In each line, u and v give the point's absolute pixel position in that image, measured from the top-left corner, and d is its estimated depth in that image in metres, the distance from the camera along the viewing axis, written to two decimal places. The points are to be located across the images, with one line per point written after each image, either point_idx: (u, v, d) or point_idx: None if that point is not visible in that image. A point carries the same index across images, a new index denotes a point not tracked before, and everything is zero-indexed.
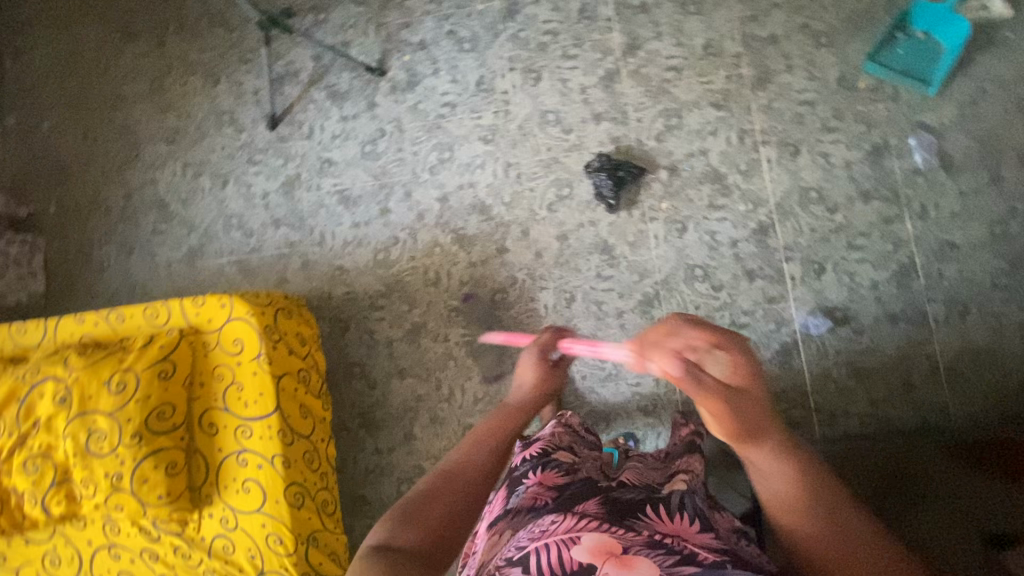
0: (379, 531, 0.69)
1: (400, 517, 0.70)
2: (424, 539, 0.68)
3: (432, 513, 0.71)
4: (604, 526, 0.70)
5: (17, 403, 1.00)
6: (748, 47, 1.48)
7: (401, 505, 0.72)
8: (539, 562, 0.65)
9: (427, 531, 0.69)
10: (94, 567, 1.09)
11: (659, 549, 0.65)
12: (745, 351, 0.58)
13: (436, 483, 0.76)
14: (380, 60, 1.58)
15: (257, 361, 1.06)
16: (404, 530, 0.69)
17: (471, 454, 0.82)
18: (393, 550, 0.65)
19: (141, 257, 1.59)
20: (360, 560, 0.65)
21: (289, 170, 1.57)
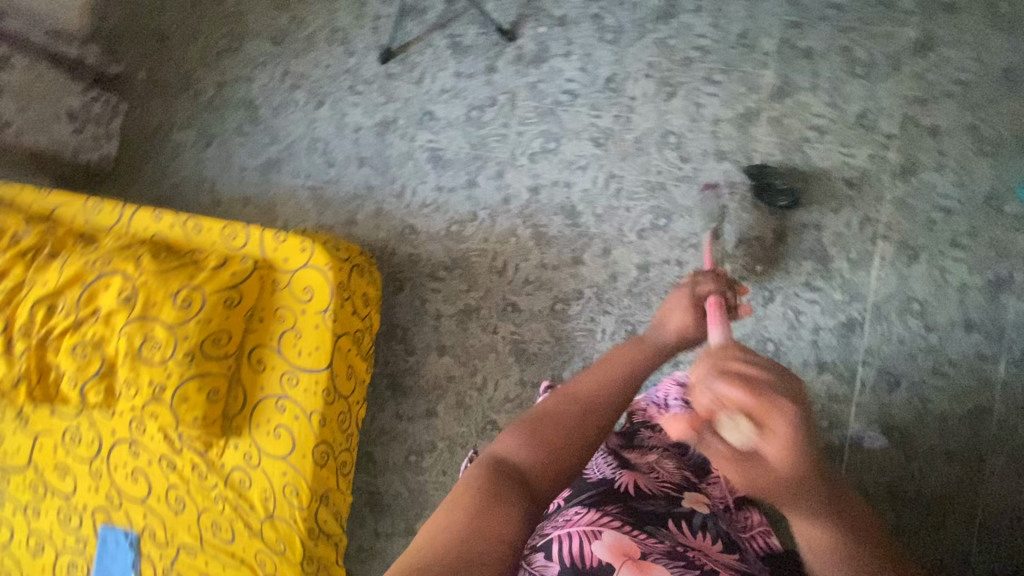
0: (504, 441, 0.62)
1: (524, 433, 0.61)
2: (545, 468, 0.59)
3: (555, 441, 0.60)
4: (625, 528, 0.69)
5: (81, 287, 0.99)
6: (905, 130, 1.34)
7: (527, 418, 0.63)
8: (562, 551, 0.69)
9: (550, 457, 0.60)
10: (111, 459, 1.09)
11: (674, 560, 0.64)
12: (783, 420, 0.47)
13: (561, 407, 0.63)
14: (513, 24, 1.47)
15: (322, 315, 1.02)
16: (528, 448, 0.60)
17: (607, 383, 0.67)
18: (511, 473, 0.58)
19: (217, 153, 1.55)
20: (476, 471, 0.58)
21: (388, 110, 1.50)
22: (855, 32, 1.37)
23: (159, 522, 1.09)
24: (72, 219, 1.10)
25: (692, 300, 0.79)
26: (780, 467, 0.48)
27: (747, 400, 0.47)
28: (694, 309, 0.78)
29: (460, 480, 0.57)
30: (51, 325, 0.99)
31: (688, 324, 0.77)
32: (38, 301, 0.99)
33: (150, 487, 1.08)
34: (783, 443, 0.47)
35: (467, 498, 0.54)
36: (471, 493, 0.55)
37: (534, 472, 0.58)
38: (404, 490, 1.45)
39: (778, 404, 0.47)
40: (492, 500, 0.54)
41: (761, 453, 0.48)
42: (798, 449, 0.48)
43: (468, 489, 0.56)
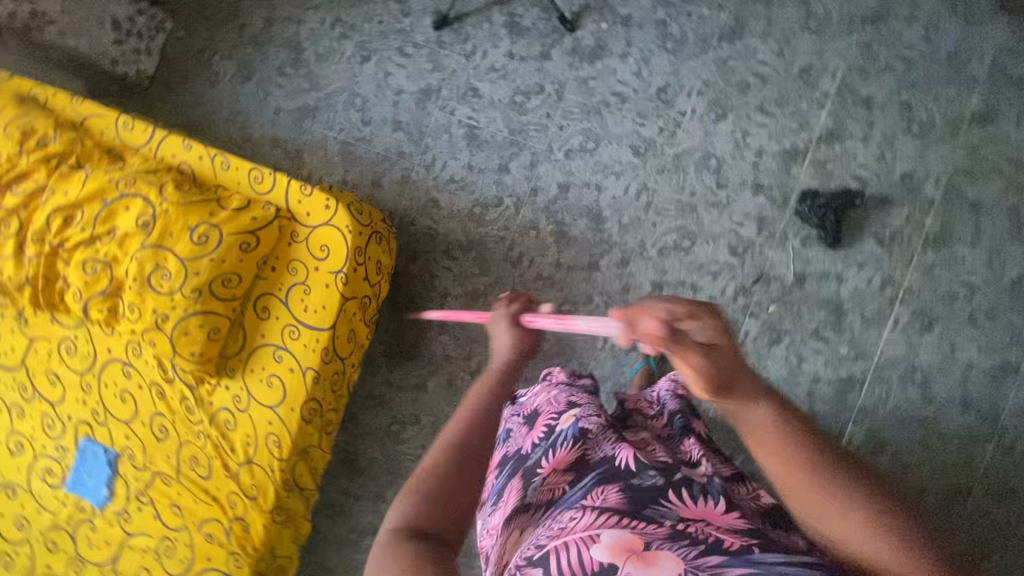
0: (397, 512, 0.66)
1: (409, 497, 0.67)
2: (440, 514, 0.66)
3: (440, 488, 0.68)
4: (624, 521, 0.58)
5: (100, 203, 0.98)
6: (947, 198, 1.32)
7: (410, 485, 0.69)
8: (559, 563, 0.54)
9: (441, 504, 0.67)
10: (103, 375, 1.10)
11: (681, 540, 0.55)
12: (712, 313, 0.53)
13: (435, 463, 0.71)
14: (575, 14, 1.43)
15: (335, 276, 1.01)
16: (420, 506, 0.66)
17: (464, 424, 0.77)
18: (410, 531, 0.62)
19: (254, 89, 1.53)
20: (379, 549, 0.61)
21: (433, 79, 1.47)
22: (920, 90, 1.33)
23: (139, 445, 1.10)
24: (102, 131, 1.09)
25: (511, 321, 0.87)
26: (726, 357, 0.53)
27: (691, 307, 0.52)
28: (516, 327, 0.87)
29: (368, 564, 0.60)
30: (64, 236, 0.98)
31: (512, 341, 0.86)
32: (56, 209, 0.98)
33: (136, 410, 1.09)
34: (723, 335, 0.53)
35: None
36: (378, 568, 0.58)
37: (433, 525, 0.64)
38: (380, 456, 1.47)
39: (708, 306, 0.53)
40: (401, 561, 0.57)
41: (714, 350, 0.52)
42: (732, 339, 0.54)
43: (375, 572, 0.58)
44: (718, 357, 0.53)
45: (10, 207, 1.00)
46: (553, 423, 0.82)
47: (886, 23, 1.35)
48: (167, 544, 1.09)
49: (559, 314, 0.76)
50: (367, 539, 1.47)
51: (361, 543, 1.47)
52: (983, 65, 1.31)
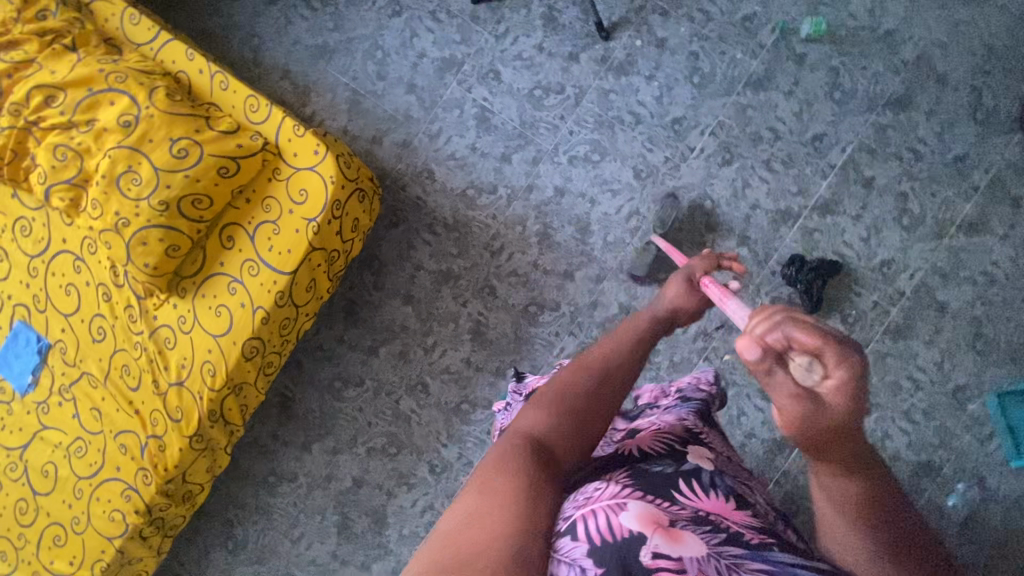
0: (532, 414, 0.63)
1: (545, 406, 0.63)
2: (566, 430, 0.62)
3: (575, 409, 0.63)
4: (647, 497, 0.59)
5: (85, 91, 0.95)
6: (916, 294, 1.35)
7: (545, 394, 0.65)
8: (587, 530, 0.55)
9: (572, 425, 0.62)
10: (52, 263, 1.08)
11: (704, 525, 0.56)
12: (847, 363, 0.46)
13: (577, 382, 0.66)
14: (613, 24, 1.42)
15: (307, 223, 1.00)
16: (551, 418, 0.62)
17: (612, 353, 0.71)
18: (538, 440, 0.60)
19: (277, 15, 1.49)
20: (505, 441, 0.60)
21: (458, 51, 1.45)
22: (920, 185, 1.35)
23: (73, 342, 1.08)
24: (105, 18, 1.05)
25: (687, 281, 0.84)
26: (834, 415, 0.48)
27: (813, 341, 0.47)
28: (689, 285, 0.84)
29: (492, 448, 0.59)
30: (41, 114, 0.95)
31: (683, 297, 0.83)
32: (38, 86, 0.95)
33: (79, 306, 1.08)
34: (841, 386, 0.47)
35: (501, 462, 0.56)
36: (502, 458, 0.57)
37: (559, 440, 0.61)
38: (317, 408, 1.48)
39: (848, 346, 0.46)
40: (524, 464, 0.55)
41: (821, 400, 0.48)
42: (850, 400, 0.47)
43: (500, 457, 0.57)
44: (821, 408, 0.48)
45: None
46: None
47: (905, 111, 1.36)
48: (79, 444, 1.08)
49: (725, 295, 0.79)
50: (285, 484, 1.48)
51: (277, 488, 1.48)
52: (985, 176, 1.34)
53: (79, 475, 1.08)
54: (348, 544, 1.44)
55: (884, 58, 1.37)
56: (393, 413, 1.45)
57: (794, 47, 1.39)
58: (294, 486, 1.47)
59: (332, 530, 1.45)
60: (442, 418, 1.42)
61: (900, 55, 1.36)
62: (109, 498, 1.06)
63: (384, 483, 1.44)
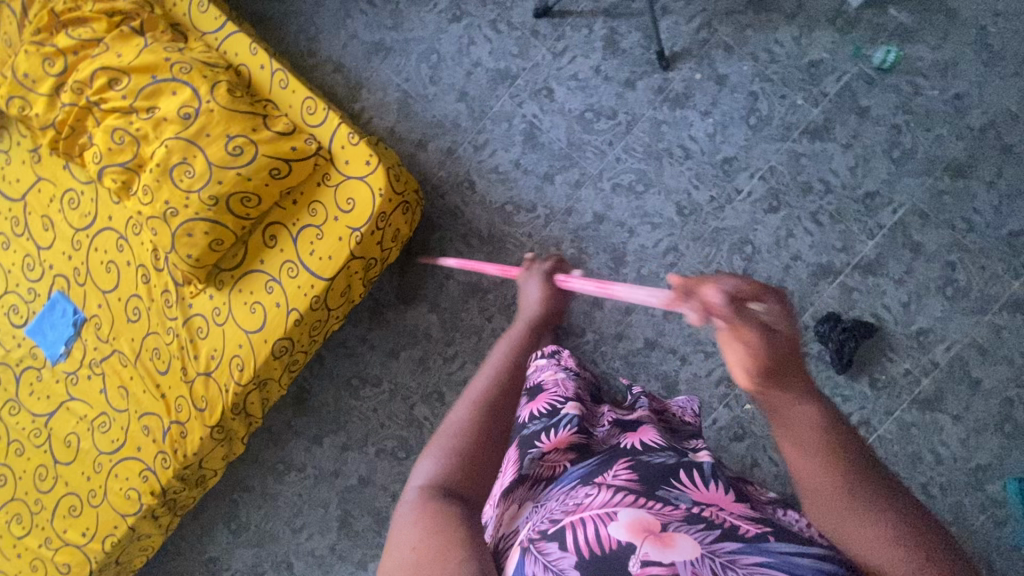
0: (424, 467, 0.61)
1: (434, 454, 0.61)
2: (466, 471, 0.60)
3: (472, 447, 0.62)
4: (641, 501, 0.57)
5: (148, 78, 0.94)
6: (950, 368, 1.32)
7: (437, 439, 0.63)
8: (575, 540, 0.53)
9: (470, 467, 0.61)
10: (97, 239, 1.09)
11: (698, 524, 0.54)
12: (776, 295, 0.49)
13: (461, 417, 0.64)
14: (674, 54, 1.39)
15: (351, 232, 1.00)
16: (448, 466, 0.60)
17: (496, 378, 0.70)
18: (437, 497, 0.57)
19: (336, 6, 1.48)
20: (406, 508, 0.57)
21: (514, 64, 1.43)
22: (969, 256, 1.32)
23: (109, 319, 1.10)
24: (174, 3, 1.04)
25: (544, 278, 0.94)
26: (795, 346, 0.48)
27: (753, 285, 0.49)
28: (548, 285, 0.93)
29: (394, 517, 0.57)
30: (103, 96, 0.95)
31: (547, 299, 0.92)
32: (102, 67, 0.94)
33: (118, 284, 1.09)
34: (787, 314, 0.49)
35: (405, 537, 0.54)
36: (406, 526, 0.54)
37: (466, 486, 0.59)
38: (332, 403, 1.49)
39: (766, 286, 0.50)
40: (420, 531, 0.53)
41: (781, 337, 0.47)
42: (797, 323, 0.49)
43: (405, 528, 0.54)
44: (788, 346, 0.48)
45: (59, 46, 0.96)
46: (559, 406, 0.86)
47: (964, 179, 1.32)
48: (103, 420, 1.10)
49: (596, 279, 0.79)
50: (293, 474, 1.50)
51: (285, 476, 1.50)
52: None
53: (100, 449, 1.10)
54: (348, 541, 1.45)
55: (949, 121, 1.33)
56: (406, 418, 1.45)
57: (858, 99, 1.35)
58: (301, 476, 1.49)
59: (334, 524, 1.47)
60: None
61: (967, 120, 1.32)
62: (127, 476, 1.08)
63: (389, 485, 1.45)
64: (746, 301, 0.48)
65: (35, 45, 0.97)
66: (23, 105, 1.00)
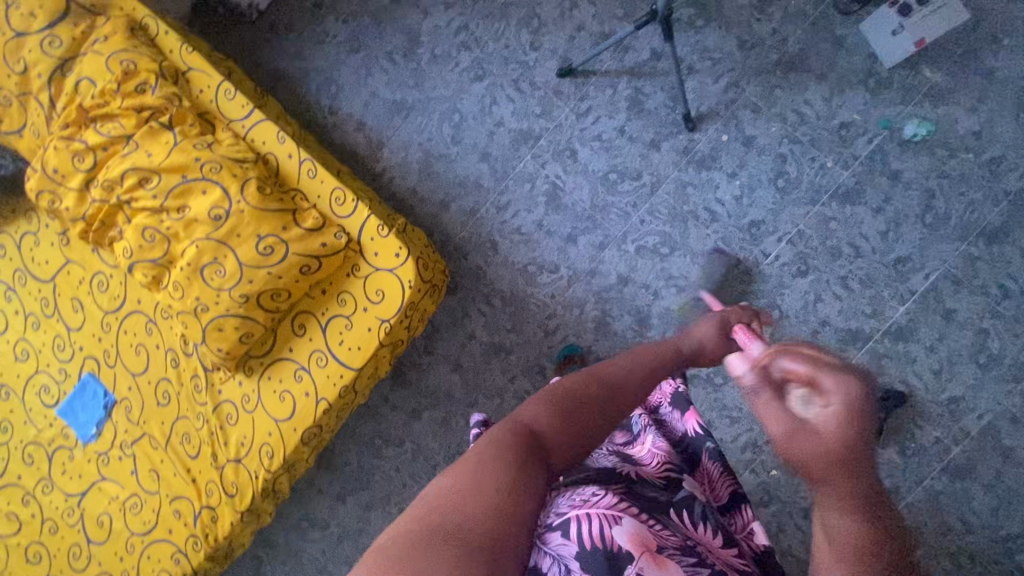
0: (531, 408, 0.57)
1: (549, 402, 0.58)
2: (566, 439, 0.55)
3: (583, 418, 0.57)
4: (642, 516, 0.57)
5: (179, 177, 0.94)
6: (982, 437, 1.28)
7: (557, 392, 0.59)
8: (579, 532, 0.54)
9: (574, 432, 0.56)
10: (124, 322, 1.09)
11: (690, 557, 0.55)
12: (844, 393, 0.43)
13: (591, 389, 0.60)
14: (700, 114, 1.37)
15: (380, 323, 0.99)
16: (554, 417, 0.56)
17: (633, 369, 0.66)
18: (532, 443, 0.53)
19: (357, 64, 1.46)
20: (500, 429, 0.54)
21: (536, 124, 1.41)
22: (1004, 324, 1.27)
23: (139, 402, 1.10)
24: (201, 89, 1.03)
25: (721, 329, 0.79)
26: (834, 446, 0.42)
27: (804, 366, 0.45)
28: (721, 334, 0.78)
29: (484, 436, 0.53)
30: (134, 194, 0.95)
31: (712, 342, 0.77)
32: (134, 167, 0.94)
33: (147, 367, 1.09)
34: (848, 417, 0.42)
35: (486, 457, 0.50)
36: (495, 448, 0.51)
37: (557, 452, 0.54)
38: (354, 462, 1.49)
39: (837, 367, 0.44)
40: (508, 466, 0.49)
41: (817, 427, 0.43)
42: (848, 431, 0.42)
43: (488, 447, 0.51)
44: (820, 442, 0.43)
45: (88, 142, 0.96)
46: None
47: (1001, 244, 1.28)
48: (135, 501, 1.11)
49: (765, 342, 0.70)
50: (316, 531, 1.50)
51: (308, 533, 1.51)
52: None
53: (132, 530, 1.11)
54: None
55: (984, 186, 1.28)
56: (429, 479, 1.44)
57: (889, 162, 1.32)
58: (324, 534, 1.50)
59: None
60: None
61: (1004, 184, 1.27)
62: (158, 557, 1.09)
63: None
64: (789, 385, 0.47)
65: (65, 140, 0.97)
66: (53, 198, 1.00)
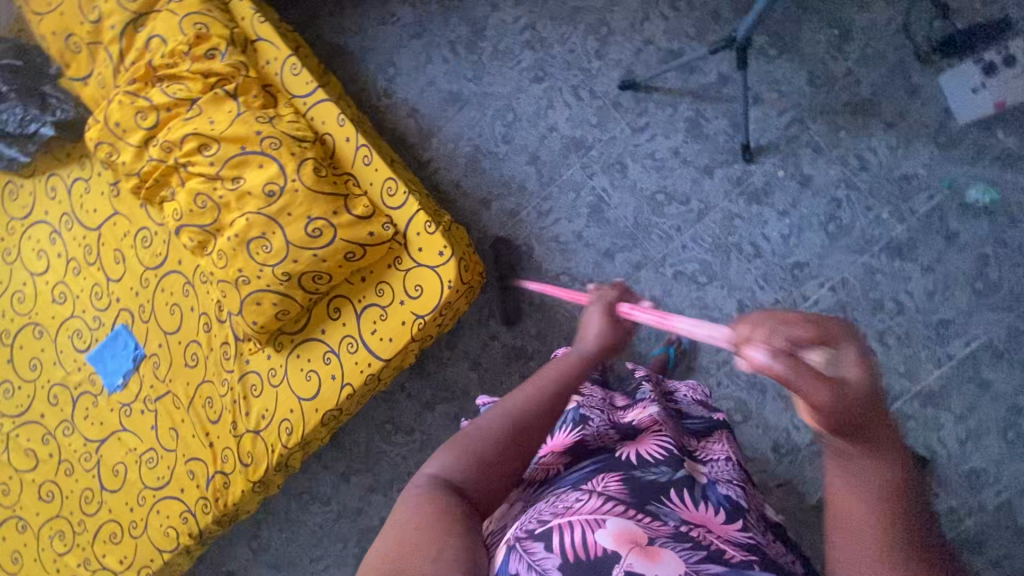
0: (438, 458, 0.59)
1: (454, 448, 0.59)
2: (479, 474, 0.57)
3: (492, 451, 0.59)
4: (629, 513, 0.55)
5: (238, 148, 0.94)
6: (998, 514, 1.23)
7: (457, 435, 0.61)
8: (562, 543, 0.51)
9: (484, 467, 0.58)
10: (163, 281, 1.10)
11: (684, 542, 0.51)
12: (860, 345, 0.39)
13: (490, 424, 0.61)
14: (759, 146, 1.34)
15: (415, 318, 0.99)
16: (460, 460, 0.58)
17: (536, 392, 0.65)
18: (451, 489, 0.55)
19: (418, 50, 1.45)
20: (412, 489, 0.56)
21: (590, 133, 1.39)
22: None
23: (168, 360, 1.12)
24: (268, 60, 1.03)
25: (607, 311, 0.77)
26: (869, 401, 0.39)
27: (820, 330, 0.39)
28: (610, 319, 0.76)
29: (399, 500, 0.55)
30: (191, 159, 0.95)
31: (606, 335, 0.75)
32: (194, 132, 0.94)
33: (180, 328, 1.10)
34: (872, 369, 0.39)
35: (408, 514, 0.52)
36: (413, 506, 0.53)
37: (474, 487, 0.57)
38: (363, 444, 1.50)
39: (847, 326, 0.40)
40: (435, 516, 0.51)
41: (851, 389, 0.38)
42: (875, 382, 0.39)
43: (406, 506, 0.53)
44: (858, 402, 0.39)
45: (153, 101, 0.96)
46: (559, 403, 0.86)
47: None
48: (152, 455, 1.13)
49: (662, 313, 0.68)
50: (317, 505, 1.53)
51: (309, 506, 1.53)
52: None
53: (146, 483, 1.13)
54: None
55: None
56: None
57: (948, 221, 1.27)
58: (325, 509, 1.52)
59: (350, 562, 1.50)
60: None
61: None
62: (167, 514, 1.11)
63: None
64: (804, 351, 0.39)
65: (130, 95, 0.98)
66: (111, 151, 1.01)
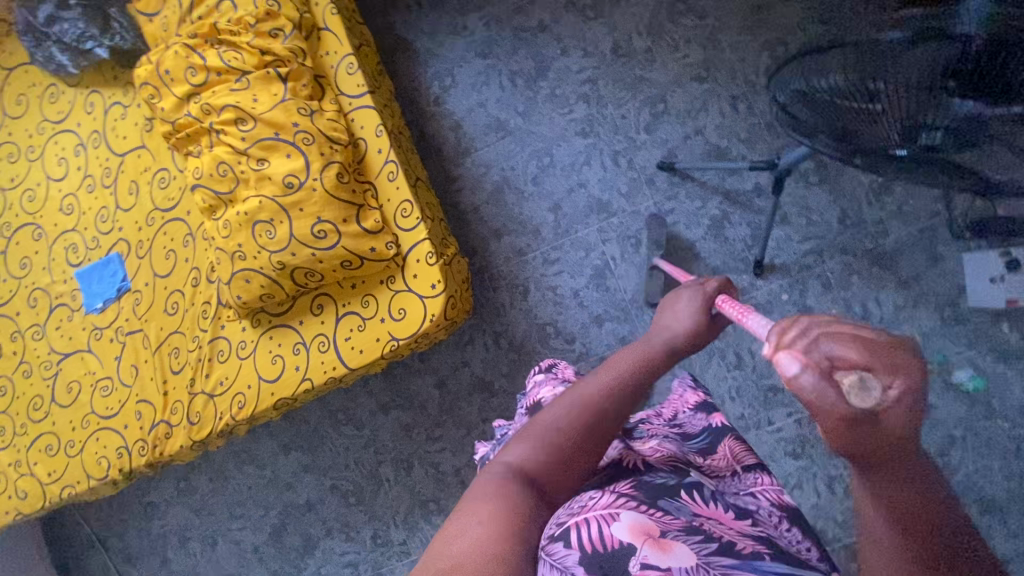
0: (515, 449, 0.54)
1: (533, 441, 0.54)
2: (552, 473, 0.53)
3: (563, 450, 0.54)
4: (642, 507, 0.54)
5: (272, 132, 0.96)
6: None
7: (531, 427, 0.56)
8: (579, 538, 0.51)
9: (558, 467, 0.53)
10: (168, 225, 1.12)
11: (695, 535, 0.51)
12: (905, 373, 0.34)
13: (566, 418, 0.56)
14: (772, 265, 1.35)
15: (389, 338, 1.01)
16: (537, 455, 0.53)
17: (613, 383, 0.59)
18: (527, 487, 0.50)
19: (479, 69, 1.46)
20: (487, 479, 0.51)
21: (616, 200, 1.40)
22: None
23: (149, 301, 1.14)
24: (327, 51, 1.04)
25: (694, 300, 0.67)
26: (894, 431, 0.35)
27: (859, 352, 0.35)
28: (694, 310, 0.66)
29: (469, 488, 0.50)
30: (225, 128, 0.97)
31: (691, 324, 0.64)
32: (236, 104, 0.96)
33: (170, 274, 1.12)
34: (905, 403, 0.34)
35: (482, 507, 0.47)
36: (489, 499, 0.48)
37: (546, 486, 0.52)
38: (312, 424, 1.52)
39: (888, 348, 0.35)
40: (509, 521, 0.46)
41: (879, 419, 0.34)
42: (917, 410, 0.35)
43: (480, 498, 0.48)
44: (876, 429, 0.35)
45: (206, 62, 0.98)
46: None
47: None
48: (107, 385, 1.15)
49: (743, 311, 0.59)
50: (251, 467, 1.55)
51: (243, 466, 1.56)
52: None
53: (94, 409, 1.15)
54: (272, 548, 1.54)
55: (1004, 458, 1.24)
56: (370, 470, 1.48)
57: None
58: (257, 473, 1.55)
59: (268, 528, 1.54)
60: (406, 501, 1.46)
61: None
62: (105, 444, 1.13)
63: (329, 521, 1.51)
64: (836, 371, 0.35)
65: (186, 48, 0.99)
66: (154, 94, 1.03)
